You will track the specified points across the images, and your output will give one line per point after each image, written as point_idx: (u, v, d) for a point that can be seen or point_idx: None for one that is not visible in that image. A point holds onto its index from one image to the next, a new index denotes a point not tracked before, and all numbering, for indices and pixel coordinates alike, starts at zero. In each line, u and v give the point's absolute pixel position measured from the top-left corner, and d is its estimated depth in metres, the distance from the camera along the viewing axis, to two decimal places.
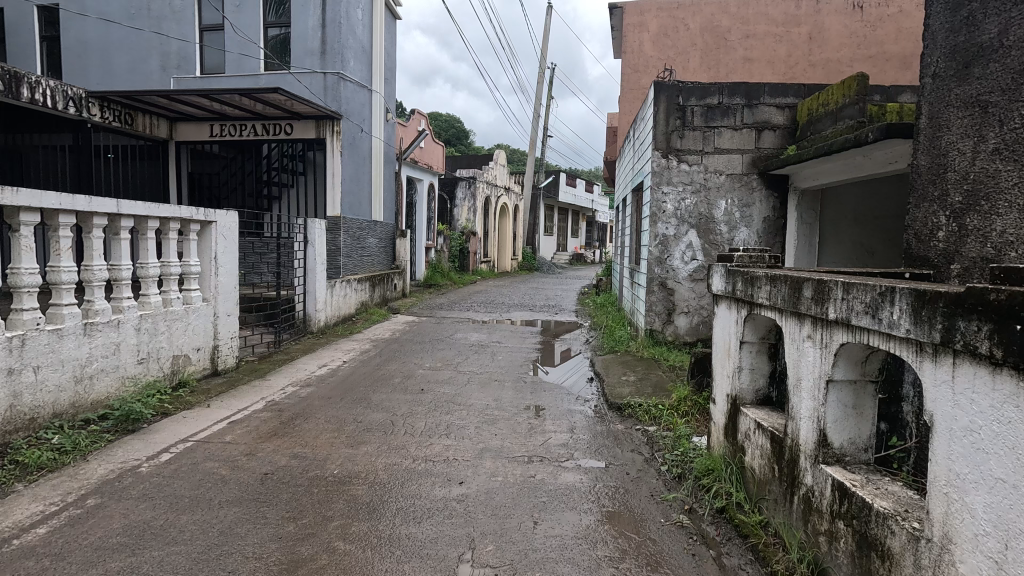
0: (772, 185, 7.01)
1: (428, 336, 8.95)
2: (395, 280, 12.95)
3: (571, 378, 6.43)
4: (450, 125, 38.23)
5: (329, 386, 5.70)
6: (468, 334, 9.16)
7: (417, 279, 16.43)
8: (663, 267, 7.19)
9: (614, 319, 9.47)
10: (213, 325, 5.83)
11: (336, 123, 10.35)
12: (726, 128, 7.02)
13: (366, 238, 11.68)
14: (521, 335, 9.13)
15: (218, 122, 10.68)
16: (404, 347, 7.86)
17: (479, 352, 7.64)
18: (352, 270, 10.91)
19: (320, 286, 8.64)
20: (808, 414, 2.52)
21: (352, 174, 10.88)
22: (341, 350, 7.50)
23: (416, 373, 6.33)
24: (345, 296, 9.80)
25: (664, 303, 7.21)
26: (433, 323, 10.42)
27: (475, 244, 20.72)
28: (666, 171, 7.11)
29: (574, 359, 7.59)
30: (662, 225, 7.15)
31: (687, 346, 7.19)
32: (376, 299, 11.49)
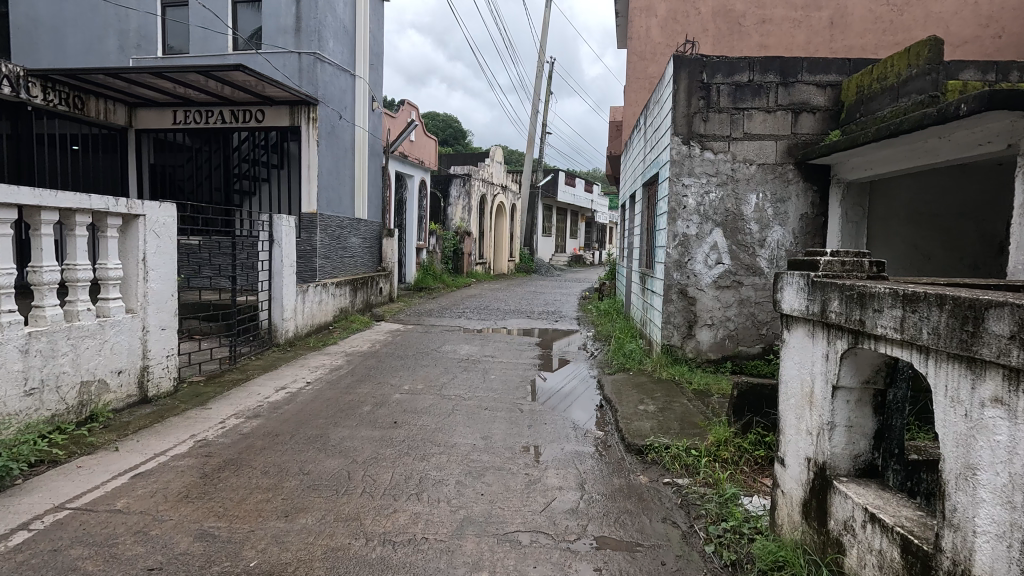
0: (810, 177, 5.99)
1: (412, 348, 7.90)
2: (381, 283, 11.90)
3: (576, 403, 5.42)
4: (446, 124, 37.21)
5: (282, 417, 4.66)
6: (457, 346, 8.12)
7: (408, 282, 15.39)
8: (682, 272, 6.17)
9: (622, 328, 8.46)
10: (141, 341, 4.77)
11: (313, 108, 9.30)
12: (758, 109, 6.01)
13: (348, 238, 10.64)
14: (518, 347, 8.08)
15: (182, 107, 9.67)
16: (382, 363, 6.81)
17: (468, 370, 6.60)
18: (331, 273, 9.86)
19: (289, 292, 7.60)
20: (996, 532, 1.50)
21: (331, 166, 9.82)
22: (308, 367, 6.44)
23: (391, 399, 5.28)
24: (321, 303, 8.75)
25: (684, 314, 6.19)
26: (420, 333, 9.38)
27: (469, 244, 19.64)
28: (687, 160, 6.09)
29: (578, 375, 6.59)
30: (682, 223, 6.14)
31: (710, 364, 6.19)
32: (358, 305, 10.43)
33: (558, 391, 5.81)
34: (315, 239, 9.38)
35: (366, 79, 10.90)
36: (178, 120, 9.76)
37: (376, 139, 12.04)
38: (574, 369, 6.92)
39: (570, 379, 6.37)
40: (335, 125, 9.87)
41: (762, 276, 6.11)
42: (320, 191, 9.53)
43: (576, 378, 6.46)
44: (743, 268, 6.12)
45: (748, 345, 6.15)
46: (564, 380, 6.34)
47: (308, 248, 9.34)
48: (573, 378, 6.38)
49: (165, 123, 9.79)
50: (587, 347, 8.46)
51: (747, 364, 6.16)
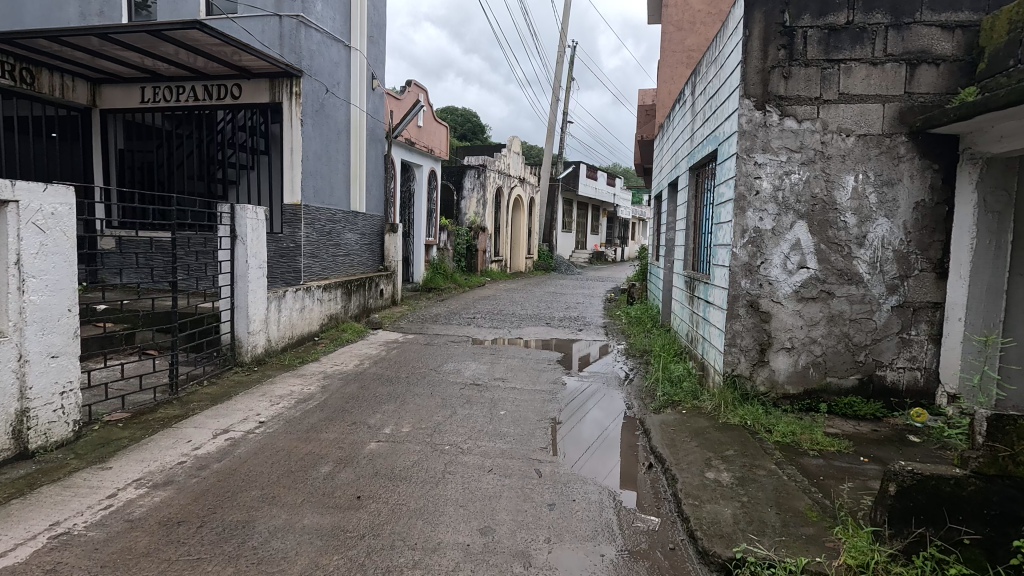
0: (930, 151, 4.46)
1: (408, 366, 6.54)
2: (382, 284, 10.57)
3: (614, 465, 3.90)
4: (464, 118, 35.97)
5: (204, 485, 3.32)
6: (462, 364, 6.73)
7: (416, 282, 14.07)
8: (752, 279, 4.67)
9: (663, 344, 6.98)
10: (16, 377, 3.45)
11: (295, 81, 7.93)
12: (859, 61, 4.48)
13: (341, 234, 9.32)
14: (536, 367, 6.65)
15: (151, 83, 8.44)
16: (366, 390, 5.46)
17: (473, 400, 5.21)
18: (320, 274, 8.54)
19: (261, 299, 6.29)
20: None
21: (319, 149, 8.46)
22: (271, 397, 5.12)
23: (364, 450, 3.93)
24: (303, 311, 7.43)
25: (754, 336, 4.70)
26: (422, 344, 8.02)
27: (484, 241, 18.25)
28: (761, 130, 4.58)
29: (610, 414, 5.08)
30: (754, 214, 4.63)
31: (789, 401, 4.71)
32: (352, 311, 9.11)
33: (587, 441, 4.30)
34: (298, 235, 8.02)
35: (363, 52, 9.58)
36: (146, 98, 8.52)
37: (378, 122, 10.72)
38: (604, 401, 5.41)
39: (601, 421, 4.83)
40: (324, 102, 8.55)
41: (861, 285, 4.60)
42: (306, 178, 8.16)
43: (609, 417, 4.95)
44: (834, 274, 4.61)
45: (839, 376, 4.66)
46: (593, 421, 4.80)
47: (290, 245, 8.00)
48: (604, 421, 4.84)
49: (132, 102, 8.56)
50: (619, 366, 6.99)
51: (838, 402, 4.65)
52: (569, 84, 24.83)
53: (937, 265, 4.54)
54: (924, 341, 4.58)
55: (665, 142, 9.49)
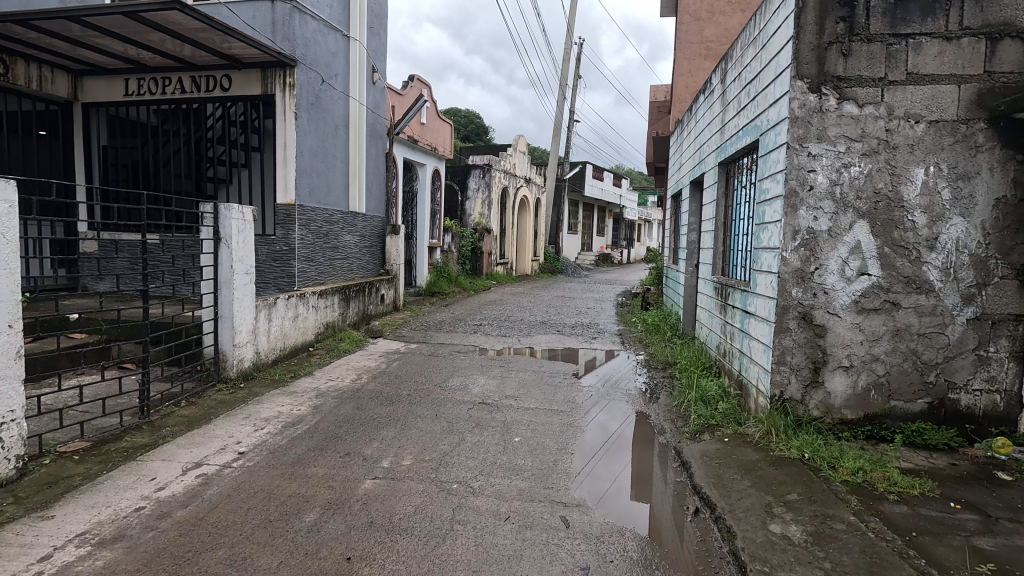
0: (1013, 140, 3.85)
1: (409, 381, 5.96)
2: (383, 289, 10.00)
3: (653, 514, 3.30)
4: (468, 120, 35.42)
5: (162, 542, 2.74)
6: (470, 378, 6.14)
7: (418, 286, 13.50)
8: (804, 288, 4.07)
9: (690, 357, 6.37)
10: None
11: (289, 71, 7.35)
12: (929, 36, 3.88)
13: (339, 236, 8.74)
14: (550, 383, 6.06)
15: (135, 75, 7.89)
16: (362, 411, 4.88)
17: (483, 424, 4.62)
18: (316, 279, 7.98)
19: (249, 308, 5.72)
20: None
21: (315, 145, 7.88)
22: (255, 420, 4.54)
23: (357, 491, 3.35)
24: (296, 320, 6.85)
25: (807, 353, 4.10)
26: (425, 354, 7.44)
27: (489, 243, 17.66)
28: (816, 116, 3.97)
29: (639, 445, 4.47)
30: (807, 213, 4.02)
31: (847, 427, 4.10)
32: (351, 318, 8.54)
33: (618, 483, 3.68)
34: (292, 237, 7.45)
35: (363, 43, 9.02)
36: (131, 90, 7.96)
37: (379, 118, 10.16)
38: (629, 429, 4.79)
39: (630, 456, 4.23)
40: (321, 95, 7.97)
41: (931, 295, 3.99)
42: (301, 176, 7.57)
43: (638, 450, 4.34)
44: (900, 282, 4.00)
45: (905, 399, 4.05)
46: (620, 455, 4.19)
47: (284, 249, 7.42)
48: (634, 455, 4.24)
49: (116, 95, 8.00)
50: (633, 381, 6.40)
51: (904, 429, 4.04)
52: (575, 83, 24.22)
53: (1019, 271, 3.93)
54: (1004, 358, 3.97)
55: (684, 138, 8.89)
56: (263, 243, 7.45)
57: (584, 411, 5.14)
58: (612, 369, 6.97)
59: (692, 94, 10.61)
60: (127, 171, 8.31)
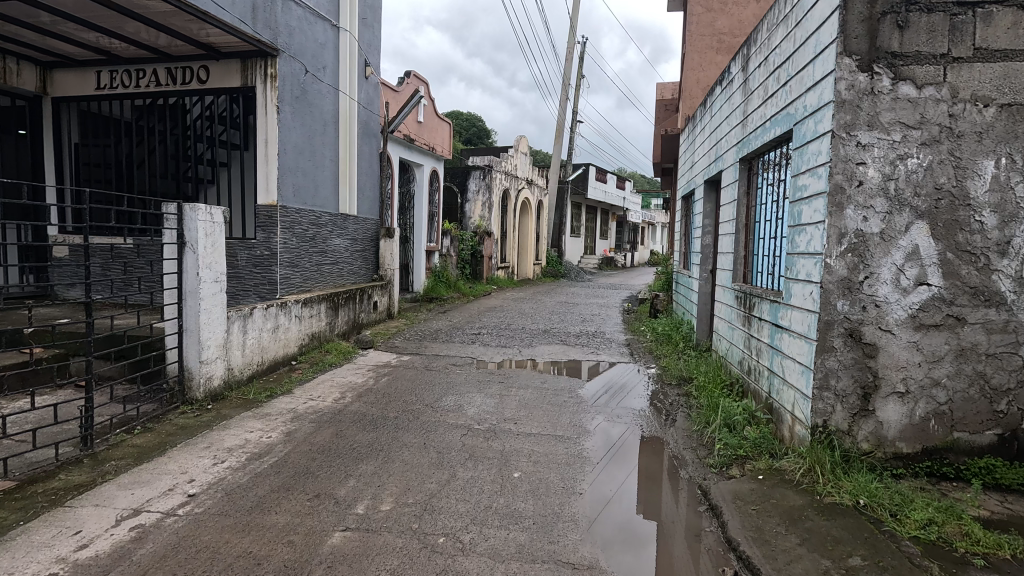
0: None
1: (398, 401, 5.38)
2: (376, 296, 9.43)
3: None
4: (470, 122, 34.90)
5: None
6: (465, 397, 5.55)
7: (415, 292, 12.93)
8: (851, 300, 3.48)
9: (708, 374, 5.77)
10: None
11: (270, 62, 6.79)
12: (1001, 5, 3.31)
13: (327, 240, 8.19)
14: (553, 403, 5.47)
15: (108, 67, 7.34)
16: (342, 439, 4.30)
17: (478, 455, 4.04)
18: (301, 287, 7.41)
19: (220, 320, 5.15)
20: None
21: (300, 142, 7.31)
22: (216, 451, 3.96)
23: (323, 548, 2.78)
24: (276, 332, 6.28)
25: (854, 377, 3.51)
26: (418, 368, 6.86)
27: (490, 246, 17.10)
28: (867, 98, 3.39)
29: (660, 484, 3.85)
30: (855, 213, 3.44)
31: (901, 462, 3.51)
32: (340, 328, 7.98)
33: (640, 538, 3.09)
34: (274, 241, 6.88)
35: (354, 34, 8.51)
36: (103, 83, 7.41)
37: (373, 115, 9.62)
38: (648, 464, 4.18)
39: (651, 501, 3.61)
40: (306, 87, 7.41)
41: (1002, 309, 3.40)
42: (284, 175, 6.99)
43: (661, 491, 3.72)
44: (965, 293, 3.41)
45: (970, 431, 3.46)
46: (638, 500, 3.58)
47: (266, 253, 6.87)
48: (654, 499, 3.63)
49: (88, 88, 7.45)
50: (635, 398, 5.87)
51: (969, 465, 3.45)
52: (579, 82, 23.62)
53: None
54: None
55: (697, 134, 8.31)
56: (242, 247, 6.89)
57: (592, 437, 4.57)
58: (615, 383, 6.45)
59: (703, 89, 10.02)
60: (99, 170, 7.73)
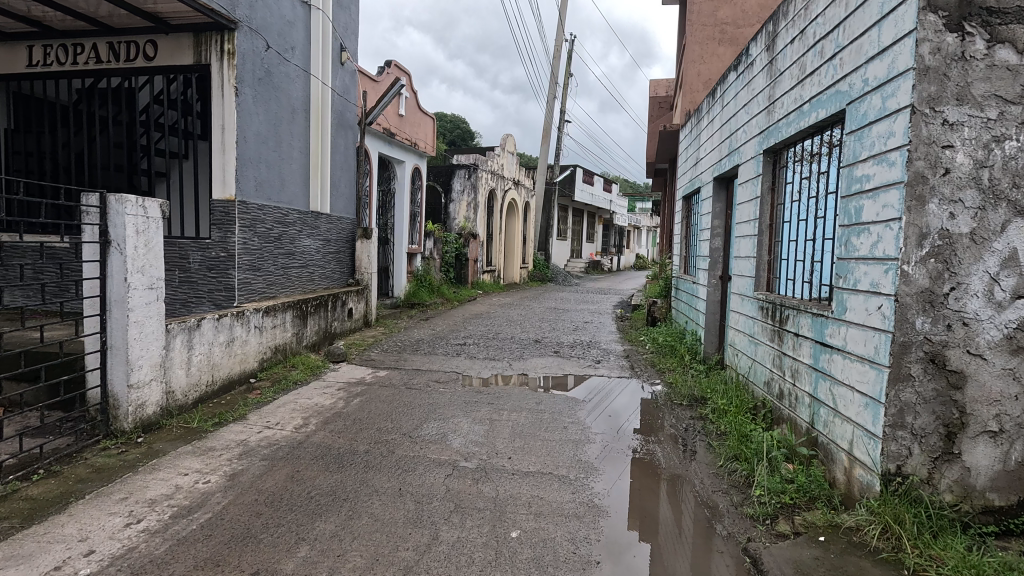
0: None
1: (371, 429, 4.59)
2: (352, 303, 8.61)
3: None
4: (454, 123, 34.07)
5: None
6: (448, 425, 4.77)
7: (396, 297, 12.09)
8: (933, 317, 2.79)
9: (727, 395, 5.08)
10: None
11: (226, 35, 5.93)
12: None
13: (295, 240, 7.36)
14: (551, 431, 4.70)
15: (41, 41, 6.42)
16: (297, 483, 3.51)
17: (466, 506, 3.29)
18: (264, 293, 6.57)
19: (157, 335, 4.31)
20: None
21: (263, 129, 6.46)
22: (134, 505, 3.14)
23: None
24: (232, 346, 5.44)
25: (936, 412, 2.82)
26: (396, 386, 6.07)
27: (476, 249, 16.32)
28: (956, 65, 2.72)
29: (691, 543, 3.11)
30: (939, 208, 2.76)
31: (992, 518, 2.83)
32: (310, 339, 7.15)
33: None
34: (231, 241, 6.02)
35: (326, 13, 7.69)
36: (36, 60, 6.47)
37: (349, 105, 8.82)
38: (672, 516, 3.42)
39: (684, 569, 2.87)
40: (271, 68, 6.56)
41: None
42: (244, 166, 6.12)
43: (693, 555, 2.99)
44: None
45: None
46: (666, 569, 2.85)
47: (222, 255, 6.01)
48: (687, 565, 2.90)
49: (18, 65, 6.51)
50: (638, 428, 5.00)
51: None
52: (567, 81, 22.95)
53: None
54: None
55: (702, 128, 7.66)
56: (195, 248, 6.03)
57: (603, 479, 3.81)
58: (613, 409, 5.55)
59: (704, 83, 9.40)
60: (34, 160, 6.78)
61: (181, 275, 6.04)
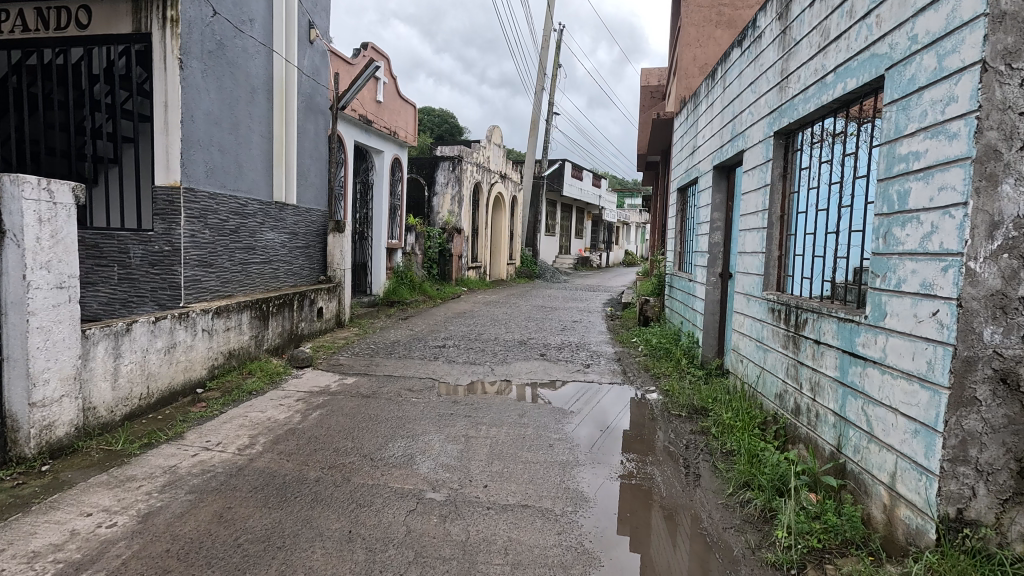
0: None
1: (326, 451, 3.97)
2: (323, 302, 7.97)
3: None
4: (441, 117, 33.36)
5: None
6: (417, 444, 4.16)
7: (375, 295, 11.44)
8: (1004, 327, 2.27)
9: (731, 407, 4.54)
10: None
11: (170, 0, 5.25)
12: None
13: (256, 234, 6.70)
14: (535, 451, 4.11)
15: None
16: (224, 525, 2.89)
17: (427, 553, 2.72)
18: (218, 292, 5.91)
19: (71, 342, 3.65)
20: None
21: (216, 108, 5.79)
22: (8, 561, 2.51)
23: None
24: (173, 353, 4.79)
25: (1004, 443, 2.31)
26: (364, 395, 5.45)
27: (460, 244, 15.70)
28: None
29: None
30: (1015, 191, 2.24)
31: None
32: (272, 342, 6.51)
33: None
34: (177, 234, 5.36)
35: None
36: None
37: (320, 88, 8.16)
38: (676, 560, 2.86)
39: None
40: (224, 41, 5.88)
41: None
42: (192, 149, 5.46)
43: None
44: None
45: None
46: None
47: (166, 250, 5.35)
48: None
49: None
50: (631, 443, 4.46)
51: None
52: (555, 72, 22.35)
53: None
54: None
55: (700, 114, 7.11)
56: (136, 241, 5.35)
57: (595, 512, 3.25)
58: (603, 421, 5.00)
59: (700, 68, 8.87)
60: None
61: (121, 272, 5.39)
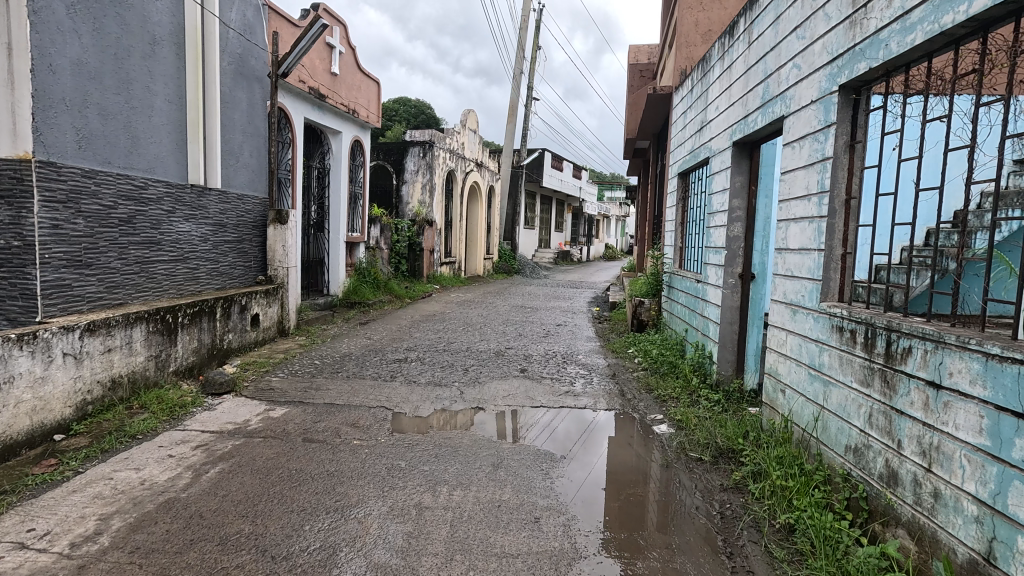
0: None
1: (206, 546, 2.67)
2: (259, 308, 6.62)
3: None
4: (413, 105, 31.74)
5: None
6: (346, 526, 2.90)
7: (332, 295, 10.04)
8: None
9: (778, 457, 3.39)
10: None
11: None
12: None
13: (162, 225, 5.33)
14: (516, 535, 2.88)
15: None
16: None
17: None
18: (100, 301, 4.53)
19: None
20: None
21: (92, 58, 4.38)
22: None
23: None
24: (6, 392, 3.42)
25: None
26: (289, 438, 4.13)
27: (432, 237, 14.33)
28: None
29: None
30: None
31: None
32: (181, 361, 5.14)
33: None
34: (30, 225, 3.97)
35: None
36: None
37: (254, 49, 6.75)
38: None
39: None
40: None
41: None
42: (52, 110, 4.05)
43: None
44: None
45: None
46: None
47: (16, 246, 3.95)
48: None
49: None
50: (644, 512, 3.25)
51: None
52: (534, 56, 21.07)
53: None
54: None
55: (711, 82, 5.92)
56: None
57: None
58: (602, 471, 3.79)
59: (703, 36, 7.69)
60: None
61: None
